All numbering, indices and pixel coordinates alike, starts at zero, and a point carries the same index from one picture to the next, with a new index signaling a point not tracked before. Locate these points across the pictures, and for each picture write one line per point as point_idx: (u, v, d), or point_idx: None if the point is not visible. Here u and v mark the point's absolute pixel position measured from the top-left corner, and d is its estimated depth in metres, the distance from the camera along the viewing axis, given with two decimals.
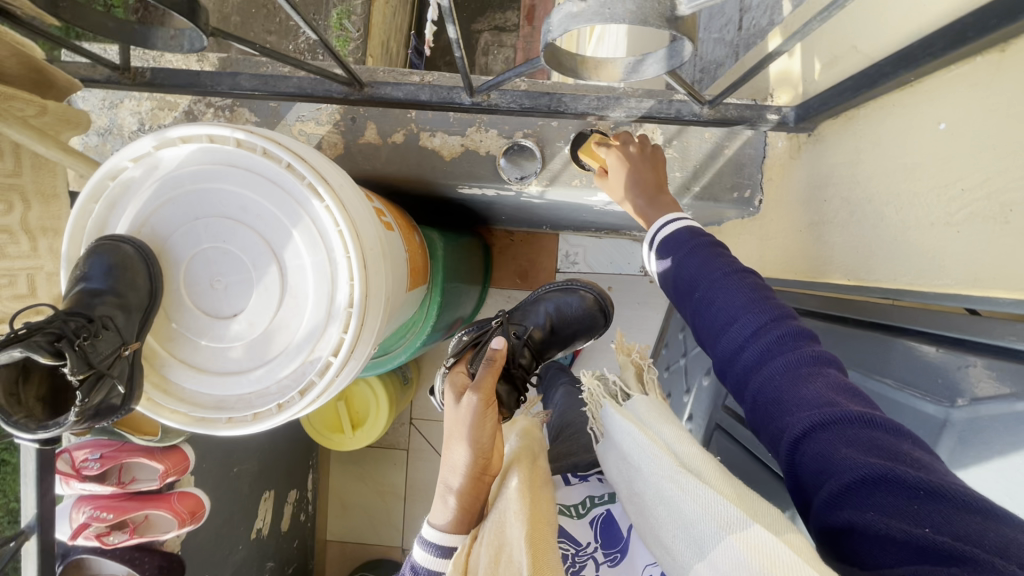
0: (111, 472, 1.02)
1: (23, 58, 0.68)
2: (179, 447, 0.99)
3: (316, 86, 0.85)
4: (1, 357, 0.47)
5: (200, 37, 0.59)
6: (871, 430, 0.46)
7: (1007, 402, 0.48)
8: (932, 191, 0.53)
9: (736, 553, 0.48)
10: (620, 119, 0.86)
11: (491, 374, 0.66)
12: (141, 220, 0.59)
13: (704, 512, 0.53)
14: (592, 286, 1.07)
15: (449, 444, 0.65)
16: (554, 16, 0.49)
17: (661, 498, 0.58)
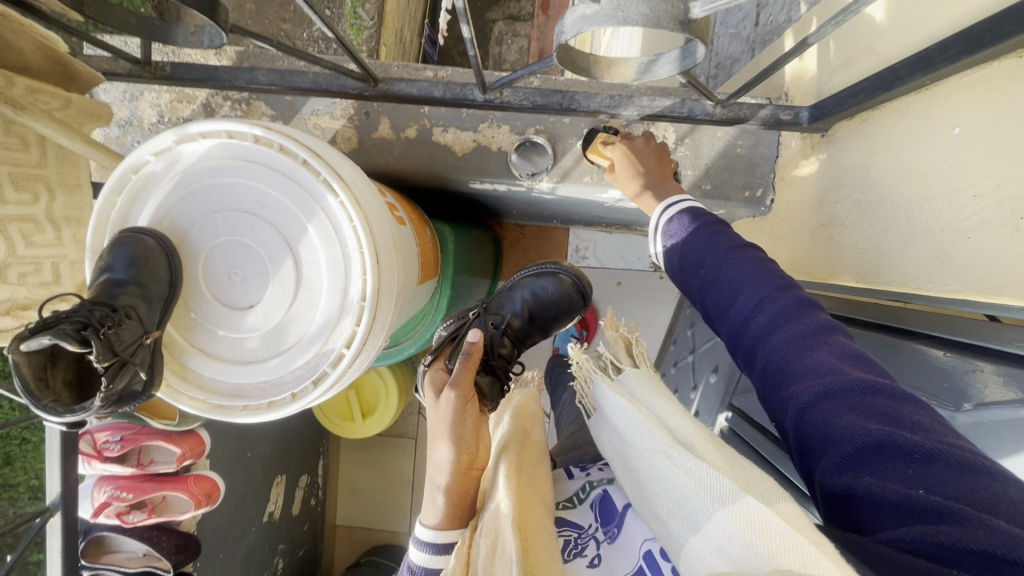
0: (131, 453, 1.06)
1: (47, 51, 0.69)
2: (196, 433, 1.02)
3: (330, 82, 0.84)
4: (32, 344, 0.49)
5: (220, 35, 0.60)
6: (873, 396, 0.47)
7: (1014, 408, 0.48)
8: (944, 196, 0.53)
9: (731, 528, 0.47)
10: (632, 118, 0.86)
11: (468, 370, 0.67)
12: (162, 213, 0.61)
13: (698, 488, 0.52)
14: (569, 268, 1.00)
15: (432, 443, 0.67)
16: (567, 17, 0.49)
17: (655, 470, 0.58)
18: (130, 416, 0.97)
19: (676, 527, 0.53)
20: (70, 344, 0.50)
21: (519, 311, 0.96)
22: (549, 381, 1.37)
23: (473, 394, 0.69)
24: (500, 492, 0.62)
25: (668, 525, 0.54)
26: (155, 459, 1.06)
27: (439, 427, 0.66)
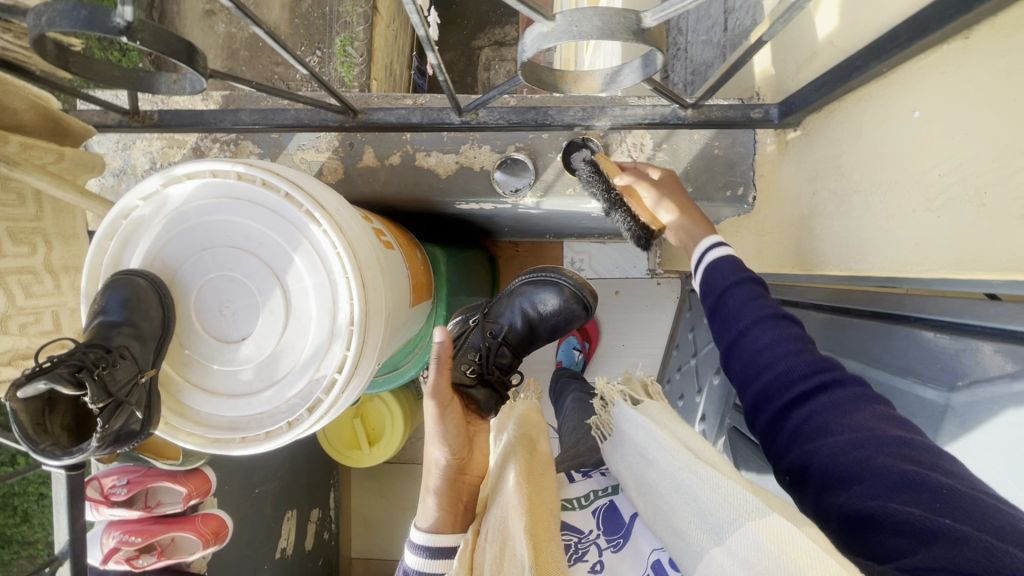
0: (137, 497, 1.06)
1: (39, 109, 0.73)
2: (201, 471, 1.02)
3: (309, 117, 0.86)
4: (28, 390, 0.50)
5: (200, 80, 0.63)
6: (893, 433, 0.49)
7: (1007, 383, 0.48)
8: (911, 179, 0.54)
9: (757, 540, 0.47)
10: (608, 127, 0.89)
11: (443, 378, 0.66)
12: (152, 254, 0.63)
13: (725, 505, 0.52)
14: (570, 278, 0.95)
15: (428, 446, 0.71)
16: (526, 36, 0.51)
17: (676, 485, 0.58)
18: (135, 458, 0.98)
19: (696, 538, 0.53)
20: (64, 387, 0.51)
21: (518, 324, 0.93)
22: (553, 394, 1.37)
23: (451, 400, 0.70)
24: (507, 495, 0.63)
25: (687, 536, 0.55)
26: (162, 501, 1.06)
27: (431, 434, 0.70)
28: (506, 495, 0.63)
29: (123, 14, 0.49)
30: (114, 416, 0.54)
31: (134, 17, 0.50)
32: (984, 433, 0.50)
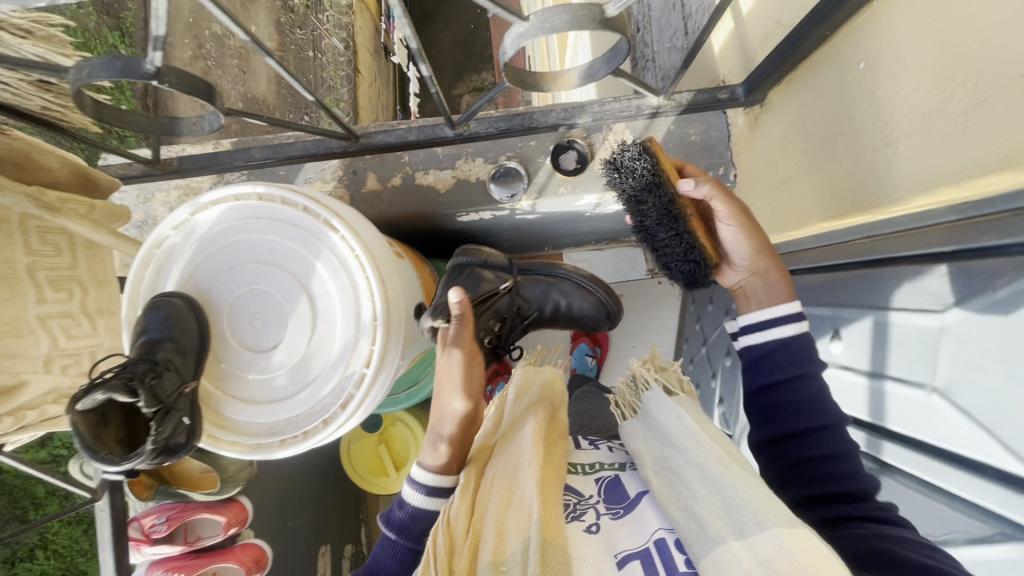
0: (178, 534, 1.02)
1: (69, 162, 0.79)
2: (237, 500, 1.01)
3: (318, 147, 0.99)
4: (87, 401, 0.54)
5: (219, 116, 0.70)
6: (917, 545, 0.56)
7: (993, 287, 0.51)
8: (867, 121, 0.59)
9: (781, 542, 0.50)
10: (589, 124, 0.96)
11: (467, 329, 0.76)
12: (186, 277, 0.68)
13: (755, 501, 0.55)
14: (611, 295, 0.99)
15: (444, 395, 0.78)
16: (506, 39, 0.58)
17: (706, 478, 0.61)
18: (175, 494, 1.00)
19: (715, 528, 0.55)
20: (120, 395, 0.54)
21: (545, 310, 0.97)
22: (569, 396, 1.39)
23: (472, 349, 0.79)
24: (522, 453, 0.69)
25: (705, 526, 0.55)
26: (202, 535, 1.01)
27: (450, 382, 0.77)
28: (519, 452, 0.69)
29: (152, 60, 0.56)
30: (164, 421, 0.58)
31: (162, 62, 0.56)
32: (978, 342, 0.53)
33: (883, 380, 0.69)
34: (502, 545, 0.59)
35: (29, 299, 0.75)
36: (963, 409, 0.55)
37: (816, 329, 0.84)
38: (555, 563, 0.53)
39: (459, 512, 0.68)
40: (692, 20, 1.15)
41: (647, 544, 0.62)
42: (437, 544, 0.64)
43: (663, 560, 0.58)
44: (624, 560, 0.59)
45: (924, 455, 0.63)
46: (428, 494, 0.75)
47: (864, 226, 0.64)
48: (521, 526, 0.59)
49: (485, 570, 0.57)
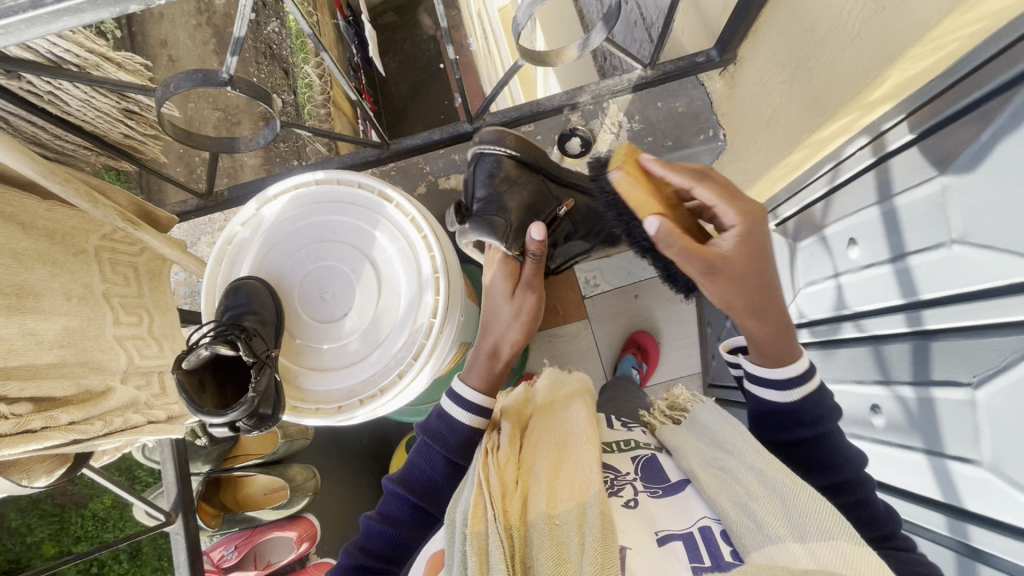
0: (249, 560, 1.18)
1: (135, 199, 0.86)
2: (306, 516, 1.17)
3: (352, 159, 1.08)
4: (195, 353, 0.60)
5: (275, 127, 0.80)
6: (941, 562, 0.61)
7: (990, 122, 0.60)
8: (830, 28, 0.69)
9: (842, 552, 0.50)
10: (590, 101, 1.05)
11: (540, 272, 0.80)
12: (259, 264, 0.75)
13: (816, 515, 0.53)
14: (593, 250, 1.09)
15: (493, 331, 0.79)
16: (518, 12, 0.70)
17: (763, 481, 0.59)
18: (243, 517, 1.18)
19: (774, 528, 0.53)
20: (222, 345, 0.62)
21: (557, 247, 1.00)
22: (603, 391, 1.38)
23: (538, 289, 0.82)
24: (574, 428, 0.69)
25: (761, 522, 0.54)
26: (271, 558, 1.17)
27: (503, 318, 0.79)
28: (570, 427, 0.70)
29: (228, 68, 0.67)
30: (260, 374, 0.63)
31: (235, 68, 0.68)
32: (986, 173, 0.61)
33: (906, 259, 0.74)
34: (555, 502, 0.59)
35: (107, 320, 0.80)
36: (984, 244, 0.61)
37: (834, 245, 0.91)
38: (612, 535, 0.52)
39: (506, 458, 0.68)
40: (654, 26, 1.25)
41: (690, 529, 0.58)
42: (486, 478, 0.64)
43: (708, 549, 0.55)
44: (665, 538, 0.57)
45: (962, 305, 0.66)
46: (467, 411, 0.77)
47: (861, 131, 0.79)
48: (576, 493, 0.59)
49: (538, 521, 0.58)
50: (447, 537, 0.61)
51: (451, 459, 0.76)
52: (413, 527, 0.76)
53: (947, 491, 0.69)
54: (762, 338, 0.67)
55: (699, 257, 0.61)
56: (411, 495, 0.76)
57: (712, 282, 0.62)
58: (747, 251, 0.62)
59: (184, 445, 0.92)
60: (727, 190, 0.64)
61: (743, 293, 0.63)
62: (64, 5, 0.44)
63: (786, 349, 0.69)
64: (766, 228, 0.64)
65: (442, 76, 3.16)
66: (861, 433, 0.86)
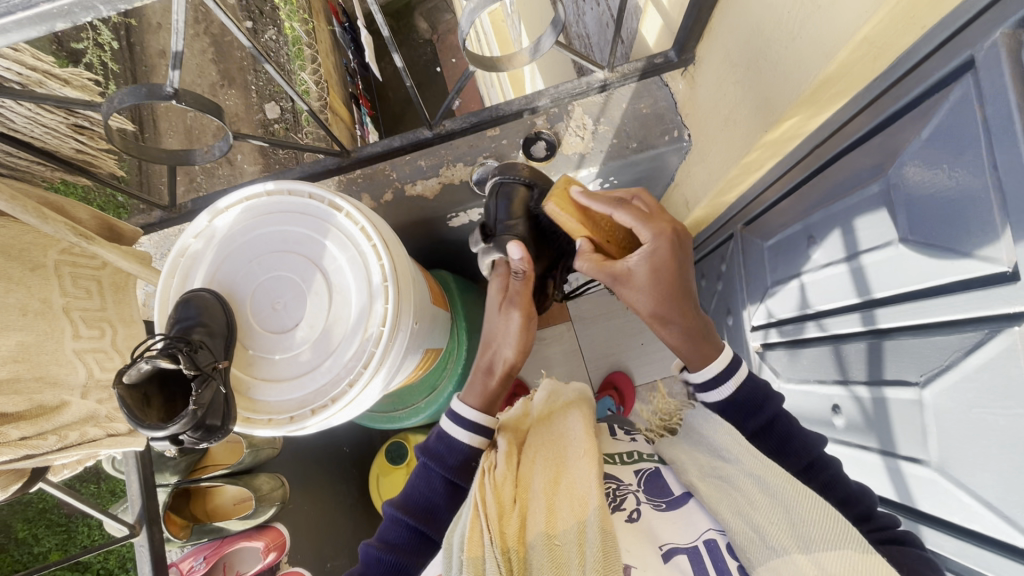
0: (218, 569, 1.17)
1: (97, 213, 0.86)
2: (274, 526, 1.16)
3: (315, 167, 1.08)
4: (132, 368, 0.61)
5: (229, 138, 0.81)
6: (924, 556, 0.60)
7: (933, 119, 0.59)
8: (773, 28, 0.69)
9: (851, 561, 0.49)
10: (549, 104, 1.05)
11: (527, 290, 0.82)
12: (210, 276, 0.75)
13: (821, 519, 0.53)
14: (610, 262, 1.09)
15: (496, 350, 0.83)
16: (461, 17, 0.70)
17: (764, 488, 0.58)
18: (212, 531, 1.18)
19: (779, 540, 0.53)
20: (163, 360, 0.62)
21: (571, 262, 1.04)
22: None
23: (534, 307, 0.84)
24: (571, 441, 0.68)
25: (765, 535, 0.54)
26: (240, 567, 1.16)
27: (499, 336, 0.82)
28: (567, 440, 0.69)
29: (172, 81, 0.67)
30: (203, 387, 0.64)
31: (180, 82, 0.68)
32: (931, 171, 0.60)
33: (859, 258, 0.73)
34: (554, 520, 0.59)
35: (66, 335, 0.80)
36: (928, 243, 0.61)
37: (798, 244, 0.91)
38: (613, 550, 0.53)
39: (504, 477, 0.67)
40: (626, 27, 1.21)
41: (695, 543, 0.57)
42: (483, 498, 0.63)
43: (713, 562, 0.55)
44: (670, 553, 0.55)
45: (910, 303, 0.65)
46: (467, 429, 0.78)
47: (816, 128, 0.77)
48: (576, 510, 0.59)
49: (536, 542, 0.58)
50: (443, 563, 0.60)
51: (452, 480, 0.77)
52: (416, 551, 0.76)
53: (901, 492, 0.70)
54: (678, 347, 0.74)
55: (605, 270, 0.75)
56: (412, 518, 0.76)
57: (623, 291, 0.74)
58: (646, 267, 0.71)
59: (151, 456, 0.93)
60: (640, 213, 0.73)
61: (651, 300, 0.71)
62: None
63: (710, 357, 0.72)
64: (670, 252, 0.71)
65: (439, 81, 3.19)
66: (825, 433, 0.87)
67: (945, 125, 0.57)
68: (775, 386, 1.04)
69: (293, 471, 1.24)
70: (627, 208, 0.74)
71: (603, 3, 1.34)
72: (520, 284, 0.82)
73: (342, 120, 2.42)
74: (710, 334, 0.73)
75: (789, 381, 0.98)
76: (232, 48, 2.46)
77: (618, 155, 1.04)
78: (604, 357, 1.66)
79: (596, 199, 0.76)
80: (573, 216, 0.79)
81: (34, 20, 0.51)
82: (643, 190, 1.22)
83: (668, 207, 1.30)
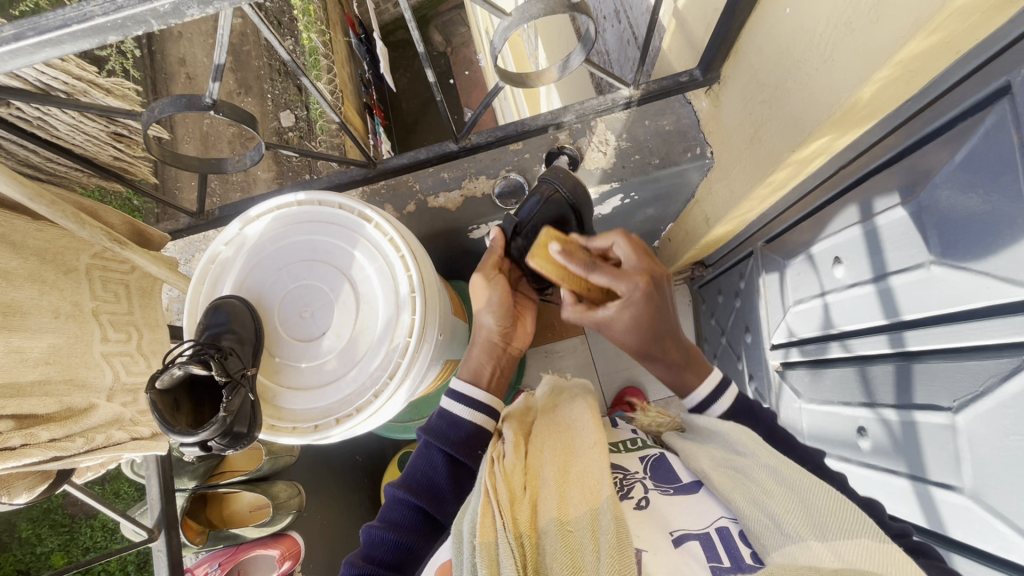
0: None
1: (127, 218, 0.87)
2: (288, 535, 1.17)
3: (342, 178, 1.10)
4: (166, 374, 0.62)
5: (260, 147, 0.83)
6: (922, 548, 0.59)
7: (965, 148, 0.60)
8: (804, 48, 0.69)
9: (870, 550, 0.49)
10: (574, 120, 1.06)
11: (493, 256, 0.89)
12: (240, 284, 0.76)
13: (836, 512, 0.52)
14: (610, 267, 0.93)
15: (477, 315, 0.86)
16: (494, 34, 0.70)
17: (778, 479, 0.58)
18: (227, 537, 1.18)
19: (794, 526, 0.52)
20: (195, 365, 0.63)
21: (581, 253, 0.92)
22: None
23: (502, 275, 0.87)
24: (579, 433, 0.68)
25: (780, 521, 0.52)
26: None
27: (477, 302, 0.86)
28: (577, 431, 0.69)
29: (211, 93, 0.69)
30: (233, 394, 0.64)
31: (218, 93, 0.70)
32: (966, 197, 0.59)
33: (887, 279, 0.73)
34: (565, 507, 0.59)
35: (95, 337, 0.80)
36: (961, 266, 0.60)
37: (821, 264, 0.90)
38: (627, 539, 0.52)
39: (513, 466, 0.66)
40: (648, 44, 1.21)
41: (707, 530, 0.56)
42: (493, 486, 0.63)
43: (726, 549, 0.54)
44: (681, 539, 0.55)
45: (942, 326, 0.65)
46: (480, 439, 0.78)
47: (843, 149, 0.78)
48: (588, 497, 0.59)
49: (549, 527, 0.57)
50: (454, 549, 0.59)
51: (452, 455, 0.77)
52: (419, 532, 0.75)
53: (930, 516, 0.69)
54: (663, 377, 0.79)
55: (588, 320, 0.75)
56: (416, 497, 0.75)
57: (608, 333, 0.76)
58: (626, 321, 0.72)
59: (171, 461, 0.93)
60: (612, 269, 0.71)
61: (634, 342, 0.74)
62: (47, 37, 0.51)
63: (690, 383, 0.77)
64: (647, 306, 0.71)
65: (453, 92, 3.23)
66: (849, 455, 0.86)
67: (979, 152, 0.58)
68: (796, 407, 1.03)
69: (306, 478, 1.24)
70: (600, 268, 0.72)
71: (625, 21, 1.35)
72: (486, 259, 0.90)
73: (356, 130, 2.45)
74: (697, 362, 0.78)
75: (811, 402, 0.97)
76: (250, 58, 2.49)
77: (641, 171, 1.04)
78: (617, 372, 1.64)
79: (572, 260, 0.73)
80: (555, 274, 0.75)
81: (87, 32, 0.52)
82: (663, 207, 1.22)
83: (687, 223, 1.30)
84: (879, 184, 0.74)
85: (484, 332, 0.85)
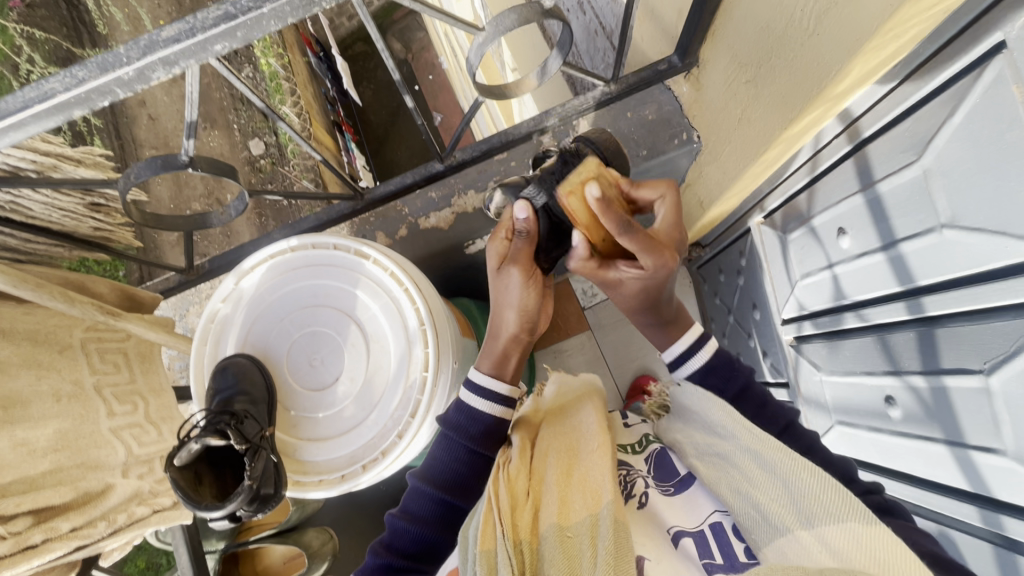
0: None
1: (115, 285, 0.84)
2: None
3: (329, 213, 1.08)
4: (185, 451, 0.64)
5: (244, 199, 0.80)
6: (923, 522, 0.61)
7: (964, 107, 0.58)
8: (786, 25, 0.67)
9: (855, 534, 0.46)
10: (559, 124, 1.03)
11: (528, 247, 0.64)
12: (245, 341, 0.74)
13: (825, 495, 0.50)
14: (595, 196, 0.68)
15: (498, 309, 0.69)
16: (469, 49, 0.68)
17: (760, 462, 0.55)
18: None
19: (781, 517, 0.50)
20: (211, 437, 0.66)
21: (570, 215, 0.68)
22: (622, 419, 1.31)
23: (536, 270, 0.67)
24: (584, 433, 0.63)
25: (767, 512, 0.51)
26: None
27: (502, 301, 0.67)
28: (580, 431, 0.63)
29: (186, 150, 0.66)
30: (254, 459, 0.66)
31: (194, 149, 0.67)
32: (969, 161, 0.58)
33: (897, 247, 0.72)
34: (567, 512, 0.55)
35: (101, 414, 0.78)
36: (975, 227, 0.59)
37: (825, 236, 0.89)
38: (626, 545, 0.49)
39: (517, 470, 0.62)
40: (615, 33, 1.19)
41: (701, 527, 0.56)
42: (495, 493, 0.59)
43: (719, 545, 0.54)
44: (678, 537, 0.55)
45: (961, 289, 0.64)
46: None
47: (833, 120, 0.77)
48: (590, 502, 0.54)
49: (548, 533, 0.53)
50: (459, 556, 0.56)
51: (474, 450, 0.69)
52: (443, 525, 0.69)
53: (972, 480, 0.68)
54: (646, 328, 0.77)
55: (596, 276, 0.66)
56: (438, 491, 0.68)
57: (609, 289, 0.69)
58: (637, 286, 0.65)
59: (197, 524, 0.91)
60: (647, 239, 0.59)
61: (631, 303, 0.70)
62: (8, 121, 0.49)
63: (672, 338, 0.78)
64: (668, 277, 0.63)
65: (420, 97, 3.20)
66: (880, 422, 0.85)
67: (981, 108, 0.56)
68: (817, 379, 1.02)
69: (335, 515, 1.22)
70: (633, 231, 0.57)
71: (590, 11, 1.33)
72: (518, 245, 0.64)
73: (327, 150, 2.41)
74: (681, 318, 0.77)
75: (832, 374, 0.96)
76: (210, 91, 2.43)
77: (630, 164, 1.02)
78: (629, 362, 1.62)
79: (607, 214, 0.55)
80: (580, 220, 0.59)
81: (50, 110, 0.49)
82: None
83: (680, 207, 1.29)
84: (879, 151, 0.73)
85: (509, 332, 0.69)
